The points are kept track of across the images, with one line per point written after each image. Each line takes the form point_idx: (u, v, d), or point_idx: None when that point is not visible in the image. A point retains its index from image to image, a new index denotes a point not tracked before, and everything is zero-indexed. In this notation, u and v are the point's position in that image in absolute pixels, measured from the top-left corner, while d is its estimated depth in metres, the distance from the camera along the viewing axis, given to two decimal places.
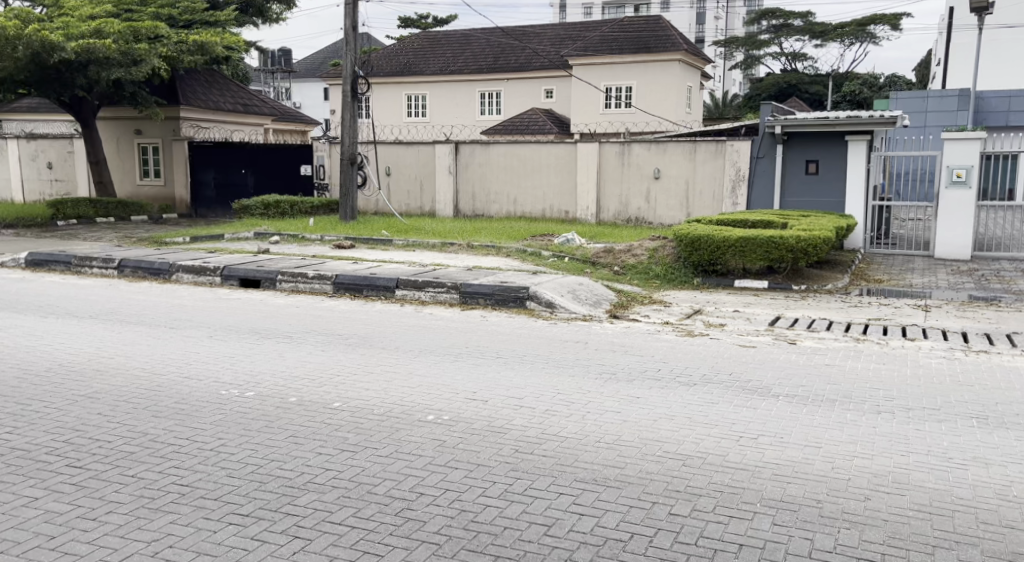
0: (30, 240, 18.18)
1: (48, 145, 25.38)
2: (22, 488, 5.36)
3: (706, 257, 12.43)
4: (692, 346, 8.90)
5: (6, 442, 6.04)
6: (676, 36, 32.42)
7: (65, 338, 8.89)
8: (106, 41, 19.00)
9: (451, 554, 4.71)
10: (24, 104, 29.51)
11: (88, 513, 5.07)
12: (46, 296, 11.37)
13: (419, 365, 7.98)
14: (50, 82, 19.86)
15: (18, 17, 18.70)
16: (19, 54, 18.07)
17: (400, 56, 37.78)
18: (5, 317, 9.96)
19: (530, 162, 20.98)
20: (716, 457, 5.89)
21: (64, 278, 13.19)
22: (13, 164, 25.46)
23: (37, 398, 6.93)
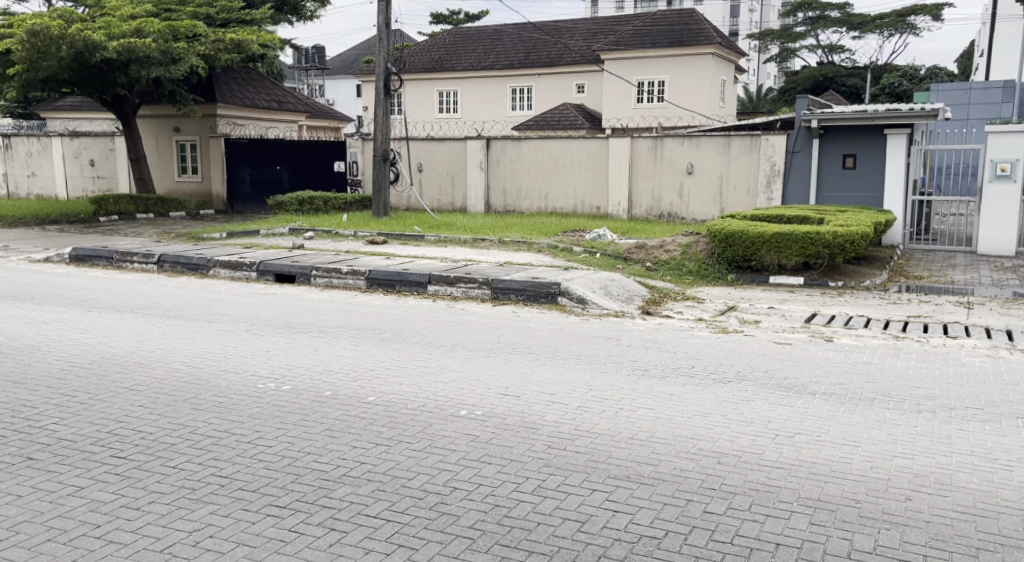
0: (73, 236, 18.47)
1: (91, 142, 25.67)
2: (67, 478, 5.42)
3: (741, 252, 12.28)
4: (726, 343, 8.81)
5: (52, 432, 6.11)
6: (710, 29, 32.07)
7: (107, 332, 9.00)
8: (146, 40, 19.20)
9: (485, 549, 4.69)
10: (67, 102, 30.01)
11: (132, 502, 5.11)
12: (87, 291, 11.54)
13: (452, 360, 7.96)
14: (92, 81, 20.13)
15: (61, 18, 18.96)
16: (63, 54, 18.30)
17: (432, 52, 37.91)
18: (50, 311, 10.11)
19: (561, 158, 20.91)
20: (751, 456, 5.81)
21: (106, 272, 13.38)
22: (57, 161, 25.89)
23: (82, 390, 7.03)
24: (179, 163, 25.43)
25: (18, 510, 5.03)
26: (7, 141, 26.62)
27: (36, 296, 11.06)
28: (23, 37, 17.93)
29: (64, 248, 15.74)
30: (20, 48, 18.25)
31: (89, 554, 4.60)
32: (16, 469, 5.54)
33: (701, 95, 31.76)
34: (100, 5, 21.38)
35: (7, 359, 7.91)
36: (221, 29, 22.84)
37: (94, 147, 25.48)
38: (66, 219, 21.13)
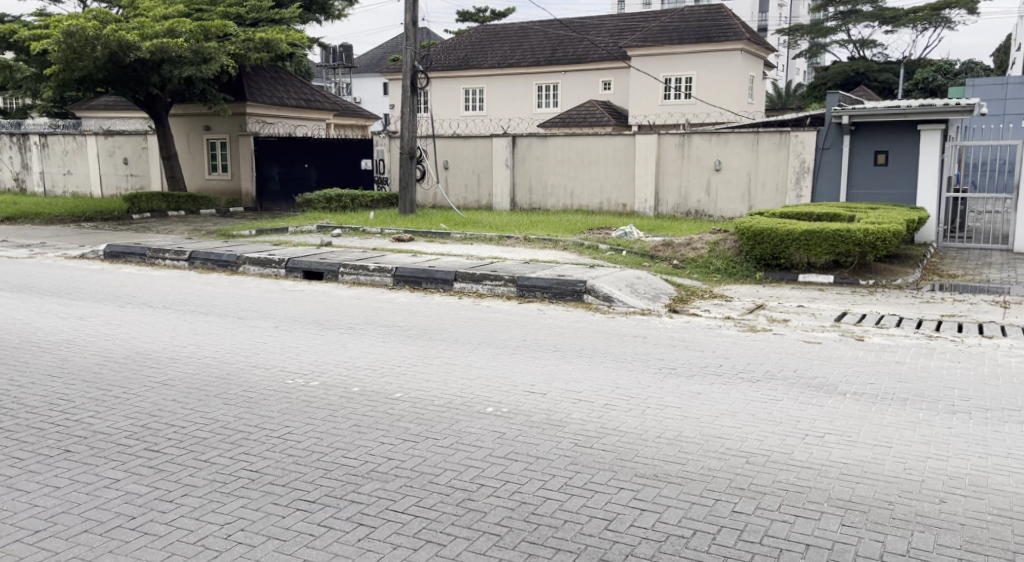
0: (107, 232, 18.73)
1: (124, 141, 25.97)
2: (103, 470, 5.47)
3: (770, 250, 12.15)
4: (755, 342, 8.71)
5: (88, 425, 6.18)
6: (738, 25, 31.84)
7: (140, 327, 9.07)
8: (178, 40, 19.34)
9: (512, 546, 4.67)
10: (101, 101, 30.37)
11: (165, 495, 5.15)
12: (119, 287, 11.66)
13: (479, 358, 7.93)
14: (126, 80, 20.42)
15: (96, 18, 19.15)
16: (98, 54, 18.50)
17: (459, 50, 38.00)
18: (84, 306, 10.22)
19: (587, 155, 20.84)
20: (781, 455, 5.74)
21: (138, 269, 13.50)
22: (91, 159, 26.19)
23: (117, 384, 7.09)
24: (209, 161, 25.64)
25: (55, 502, 5.07)
26: (43, 140, 26.96)
27: (70, 292, 11.20)
28: (59, 37, 18.13)
29: (99, 244, 15.93)
30: (56, 48, 18.46)
31: (123, 546, 4.63)
32: (53, 462, 5.59)
33: (729, 90, 31.51)
34: (133, 5, 21.67)
35: (43, 354, 8.00)
36: (251, 28, 22.99)
37: (128, 146, 25.75)
38: (100, 217, 21.41)
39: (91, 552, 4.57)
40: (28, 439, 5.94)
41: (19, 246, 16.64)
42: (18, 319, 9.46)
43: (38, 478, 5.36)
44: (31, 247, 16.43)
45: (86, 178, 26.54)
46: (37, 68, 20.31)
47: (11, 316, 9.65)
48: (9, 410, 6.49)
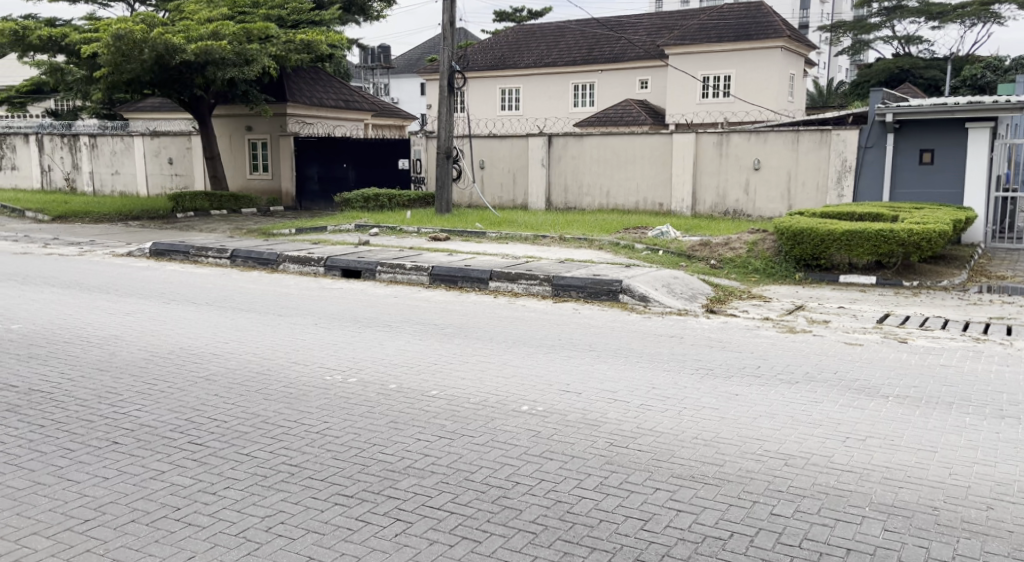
0: (151, 231, 19.00)
1: (170, 141, 26.38)
2: (148, 462, 5.53)
3: (810, 250, 11.98)
4: (794, 343, 8.60)
5: (135, 418, 6.25)
6: (778, 22, 31.42)
7: (185, 324, 9.18)
8: (222, 42, 19.56)
9: (548, 544, 4.64)
10: (147, 103, 30.82)
11: (208, 487, 5.19)
12: (164, 284, 11.83)
13: (515, 357, 7.90)
14: (172, 81, 20.73)
15: (143, 22, 19.35)
16: (146, 57, 18.74)
17: (496, 50, 38.08)
18: (131, 302, 10.38)
19: (624, 154, 20.72)
20: (821, 458, 5.65)
21: (182, 266, 13.68)
22: (138, 159, 26.56)
23: (162, 378, 7.18)
24: (250, 161, 25.91)
25: (103, 492, 5.14)
26: (93, 141, 27.42)
27: (117, 289, 11.39)
28: (107, 41, 18.38)
29: (145, 243, 16.17)
30: (105, 51, 18.69)
31: (168, 536, 4.67)
32: (102, 453, 5.67)
33: (770, 88, 31.15)
34: (179, 9, 21.97)
35: (91, 348, 8.12)
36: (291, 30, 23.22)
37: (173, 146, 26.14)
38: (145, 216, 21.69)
39: (136, 542, 4.62)
40: (78, 431, 6.02)
41: (68, 243, 16.96)
42: (67, 315, 9.62)
43: (86, 468, 5.44)
44: (79, 245, 16.74)
45: (133, 178, 26.95)
46: (87, 71, 20.53)
47: (60, 311, 9.84)
48: (60, 402, 6.58)
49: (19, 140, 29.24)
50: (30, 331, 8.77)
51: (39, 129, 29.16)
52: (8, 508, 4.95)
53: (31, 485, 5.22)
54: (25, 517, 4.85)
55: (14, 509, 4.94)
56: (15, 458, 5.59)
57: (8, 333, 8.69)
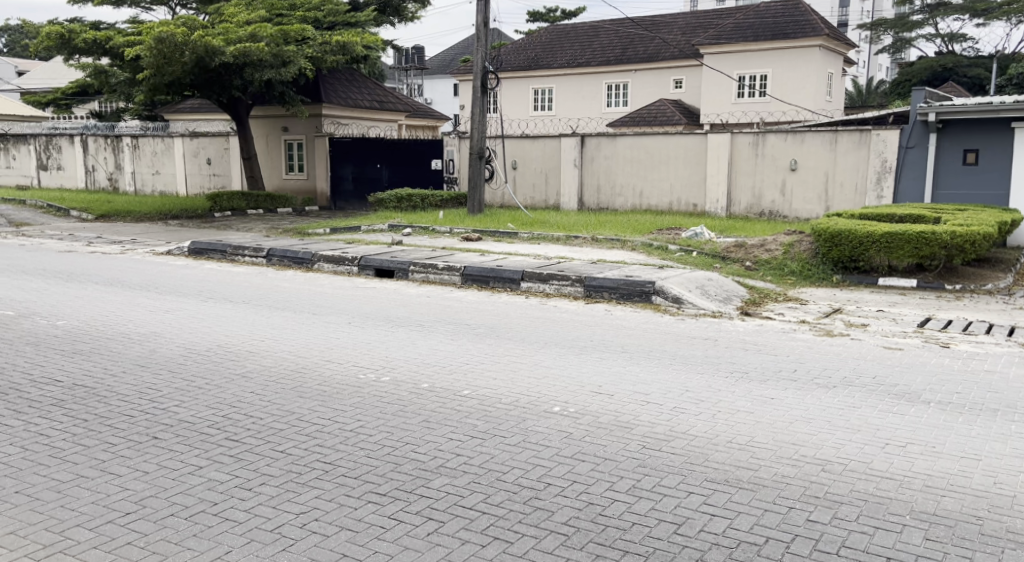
0: (190, 230, 19.21)
1: (208, 142, 26.67)
2: (187, 457, 5.55)
3: (849, 253, 11.78)
4: (831, 346, 8.46)
5: (173, 414, 6.28)
6: (817, 21, 30.94)
7: (222, 321, 9.23)
8: (261, 45, 19.66)
9: (580, 546, 4.58)
10: (186, 103, 31.19)
11: (245, 483, 5.19)
12: (204, 281, 11.96)
13: (547, 358, 7.84)
14: (210, 83, 20.98)
15: (184, 25, 19.46)
16: (186, 59, 18.89)
17: (529, 51, 38.06)
18: (170, 300, 10.48)
19: (658, 154, 20.57)
20: (859, 464, 5.53)
21: (220, 265, 13.79)
22: (177, 160, 26.90)
23: (201, 375, 7.22)
24: (287, 161, 26.09)
25: (144, 486, 5.16)
26: (135, 141, 27.80)
27: (157, 286, 11.53)
28: (149, 44, 18.53)
29: (184, 241, 16.35)
30: (147, 54, 18.87)
31: (206, 531, 4.69)
32: (143, 448, 5.70)
33: (808, 87, 30.74)
34: (219, 12, 22.05)
35: (132, 344, 8.20)
36: (327, 32, 23.33)
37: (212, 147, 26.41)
38: (184, 216, 21.94)
39: (175, 536, 4.64)
40: (120, 425, 6.07)
41: (110, 242, 17.22)
42: (109, 311, 9.73)
43: (128, 462, 5.47)
44: (121, 243, 16.99)
45: (173, 178, 27.28)
46: (131, 73, 20.90)
47: (102, 307, 9.96)
48: (103, 397, 6.64)
49: (65, 142, 29.69)
50: (74, 327, 8.89)
51: (84, 130, 29.62)
52: (52, 500, 5.00)
53: (74, 477, 5.26)
54: (69, 509, 4.89)
55: (58, 501, 4.98)
56: (59, 452, 5.64)
57: (52, 329, 8.81)
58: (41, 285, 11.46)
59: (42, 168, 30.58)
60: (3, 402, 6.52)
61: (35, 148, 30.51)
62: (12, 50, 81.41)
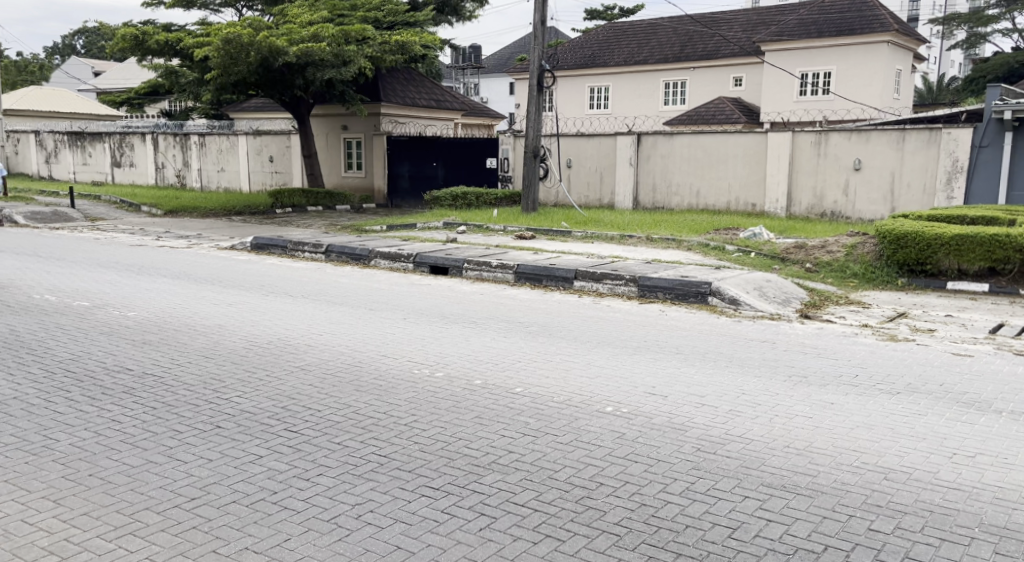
0: (253, 225, 19.52)
1: (270, 140, 27.02)
2: (249, 446, 5.56)
3: (915, 255, 11.41)
4: (895, 351, 8.19)
5: (235, 404, 6.31)
6: (885, 16, 30.05)
7: (283, 315, 9.30)
8: (323, 45, 19.80)
9: (632, 547, 4.47)
10: (250, 102, 31.72)
11: (303, 473, 5.18)
12: (266, 276, 12.11)
13: (599, 357, 7.73)
14: (274, 83, 21.26)
15: (250, 26, 19.70)
16: (251, 59, 19.15)
17: (586, 49, 37.88)
18: (233, 293, 10.60)
19: (715, 153, 20.24)
20: (924, 474, 5.31)
21: (280, 260, 13.96)
22: (241, 157, 27.35)
23: (262, 366, 7.26)
24: (345, 159, 26.27)
25: (208, 472, 5.19)
26: (201, 139, 28.36)
27: (221, 279, 11.70)
28: (217, 44, 18.84)
29: (248, 236, 16.58)
30: (215, 55, 19.18)
31: (266, 518, 4.69)
32: (206, 436, 5.73)
33: (874, 85, 29.92)
34: (283, 13, 22.26)
35: (198, 336, 8.28)
36: (386, 31, 23.43)
37: (273, 144, 26.76)
38: (248, 212, 22.33)
39: (237, 522, 4.65)
40: (185, 414, 6.12)
41: (178, 236, 17.60)
42: (177, 303, 9.91)
43: (193, 450, 5.50)
44: (188, 238, 17.31)
45: (236, 175, 27.74)
46: (199, 73, 21.29)
47: (169, 299, 10.12)
48: (170, 386, 6.72)
49: (137, 139, 30.41)
50: (144, 318, 9.05)
51: (154, 129, 30.30)
52: (122, 484, 5.04)
53: (143, 462, 5.31)
54: (138, 493, 4.93)
55: (128, 485, 5.02)
56: (129, 437, 5.70)
57: (123, 320, 8.96)
58: (113, 277, 11.72)
59: (114, 165, 31.38)
60: (76, 389, 6.63)
61: (108, 146, 31.31)
62: (87, 49, 83.84)
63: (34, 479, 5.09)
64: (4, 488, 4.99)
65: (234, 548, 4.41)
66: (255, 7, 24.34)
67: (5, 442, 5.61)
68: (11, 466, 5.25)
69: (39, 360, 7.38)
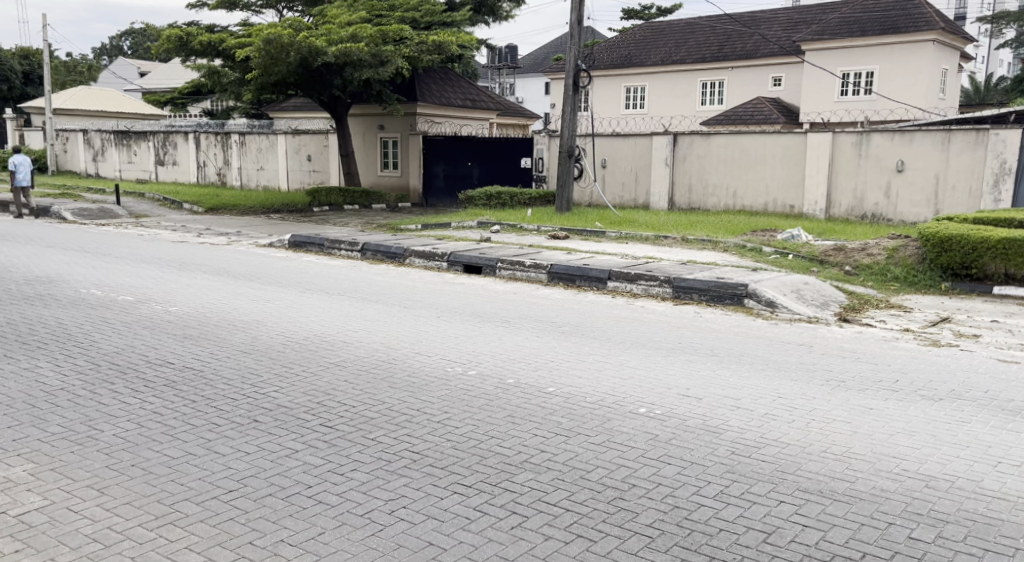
0: (290, 223, 19.62)
1: (308, 139, 27.20)
2: (285, 440, 5.55)
3: (960, 259, 11.17)
4: (937, 357, 8.00)
5: (271, 399, 6.31)
6: (930, 15, 29.48)
7: (319, 312, 9.31)
8: (362, 46, 19.78)
9: (665, 549, 4.39)
10: (289, 102, 31.98)
11: (337, 468, 5.17)
12: (303, 273, 12.17)
13: (632, 358, 7.64)
14: (313, 83, 21.40)
15: (290, 26, 19.84)
16: (292, 59, 19.25)
17: (623, 48, 37.75)
18: (271, 290, 10.65)
19: (753, 154, 20.01)
20: (967, 482, 5.16)
21: (316, 257, 14.03)
22: (280, 156, 27.57)
23: (297, 362, 7.27)
24: (381, 158, 26.34)
25: (245, 465, 5.19)
26: (242, 137, 28.65)
27: (259, 276, 11.75)
28: (258, 45, 18.97)
29: (286, 234, 16.68)
30: (256, 55, 19.30)
31: (301, 511, 4.67)
32: (244, 429, 5.74)
33: (919, 85, 29.38)
34: (322, 13, 22.37)
35: (236, 331, 8.32)
36: (424, 31, 23.45)
37: (311, 143, 26.94)
38: (286, 210, 22.52)
39: (273, 515, 4.63)
40: (223, 407, 6.13)
41: (218, 233, 17.73)
42: (215, 299, 9.94)
43: (231, 443, 5.51)
44: (228, 235, 17.47)
45: (275, 173, 27.97)
46: (240, 73, 21.46)
47: (209, 295, 10.17)
48: (209, 380, 6.74)
49: (179, 137, 30.81)
50: (185, 313, 9.12)
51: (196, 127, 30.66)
52: (163, 474, 5.06)
53: (183, 454, 5.33)
54: (179, 484, 4.94)
55: (169, 476, 5.04)
56: (170, 429, 5.72)
57: (165, 314, 9.05)
58: (155, 273, 11.84)
59: (156, 164, 31.80)
60: (120, 381, 6.67)
61: (151, 145, 31.72)
62: (134, 51, 85.25)
63: (79, 468, 5.12)
64: (49, 476, 5.02)
65: (270, 541, 4.40)
66: (296, 8, 24.50)
67: (51, 431, 5.66)
68: (57, 455, 5.29)
69: (84, 353, 7.45)
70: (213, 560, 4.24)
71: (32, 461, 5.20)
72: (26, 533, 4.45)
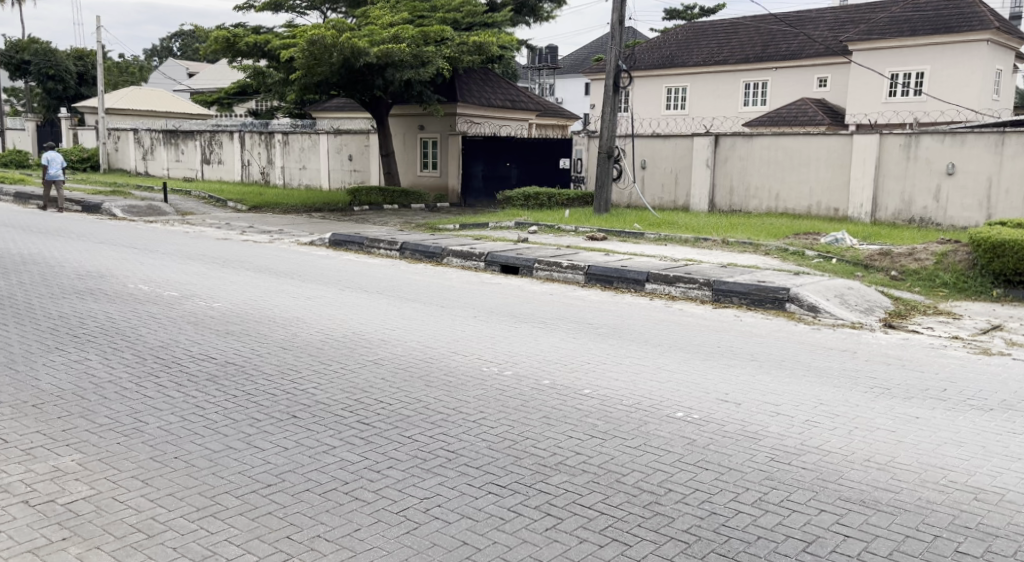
0: (329, 222, 19.59)
1: (350, 138, 27.33)
2: (323, 436, 5.52)
3: (1012, 264, 10.83)
4: (988, 366, 7.75)
5: (310, 395, 6.29)
6: (983, 14, 28.82)
7: (359, 310, 9.29)
8: (404, 46, 19.91)
9: (701, 556, 4.26)
10: (332, 102, 32.19)
11: (373, 465, 5.11)
12: (342, 271, 12.17)
13: (671, 361, 7.50)
14: (355, 84, 21.51)
15: (334, 27, 19.84)
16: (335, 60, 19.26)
17: (664, 49, 37.51)
18: (312, 288, 10.66)
19: (797, 155, 19.69)
20: (1018, 496, 4.96)
21: (356, 256, 14.00)
22: (322, 154, 27.75)
23: (336, 359, 7.24)
24: (420, 158, 26.37)
25: (283, 460, 5.16)
26: (285, 136, 28.89)
27: (299, 274, 11.77)
28: (302, 45, 19.03)
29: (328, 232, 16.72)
30: (301, 55, 19.38)
31: (337, 507, 4.62)
32: (283, 424, 5.71)
33: (970, 85, 28.74)
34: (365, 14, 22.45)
35: (278, 328, 8.32)
36: (465, 32, 23.45)
37: (352, 142, 27.08)
38: (327, 209, 22.60)
39: (309, 510, 4.59)
40: (263, 402, 6.12)
41: (260, 231, 17.82)
42: (256, 296, 9.96)
43: (270, 438, 5.48)
44: (270, 233, 17.58)
45: (317, 172, 28.15)
46: (284, 73, 21.54)
47: (251, 292, 10.19)
48: (249, 375, 6.74)
49: (224, 136, 31.15)
50: (228, 309, 9.15)
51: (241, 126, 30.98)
52: (204, 467, 5.04)
53: (224, 448, 5.31)
54: (220, 477, 4.92)
55: (210, 469, 5.02)
56: (211, 423, 5.71)
57: (209, 310, 9.07)
58: (199, 269, 11.94)
59: (201, 162, 32.20)
60: (165, 375, 6.70)
61: (196, 143, 32.12)
62: (182, 52, 86.56)
63: (124, 459, 5.13)
64: (97, 465, 5.04)
65: (306, 536, 4.35)
66: (339, 9, 24.61)
67: (97, 422, 5.68)
68: (103, 445, 5.31)
69: (131, 347, 7.49)
70: (251, 552, 4.20)
71: (80, 451, 5.22)
72: (73, 521, 4.45)
